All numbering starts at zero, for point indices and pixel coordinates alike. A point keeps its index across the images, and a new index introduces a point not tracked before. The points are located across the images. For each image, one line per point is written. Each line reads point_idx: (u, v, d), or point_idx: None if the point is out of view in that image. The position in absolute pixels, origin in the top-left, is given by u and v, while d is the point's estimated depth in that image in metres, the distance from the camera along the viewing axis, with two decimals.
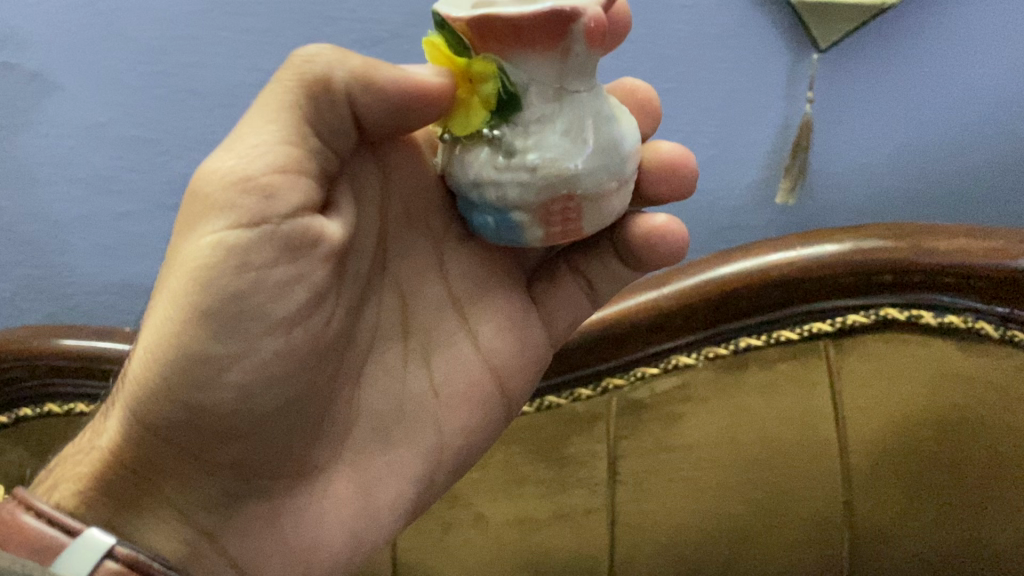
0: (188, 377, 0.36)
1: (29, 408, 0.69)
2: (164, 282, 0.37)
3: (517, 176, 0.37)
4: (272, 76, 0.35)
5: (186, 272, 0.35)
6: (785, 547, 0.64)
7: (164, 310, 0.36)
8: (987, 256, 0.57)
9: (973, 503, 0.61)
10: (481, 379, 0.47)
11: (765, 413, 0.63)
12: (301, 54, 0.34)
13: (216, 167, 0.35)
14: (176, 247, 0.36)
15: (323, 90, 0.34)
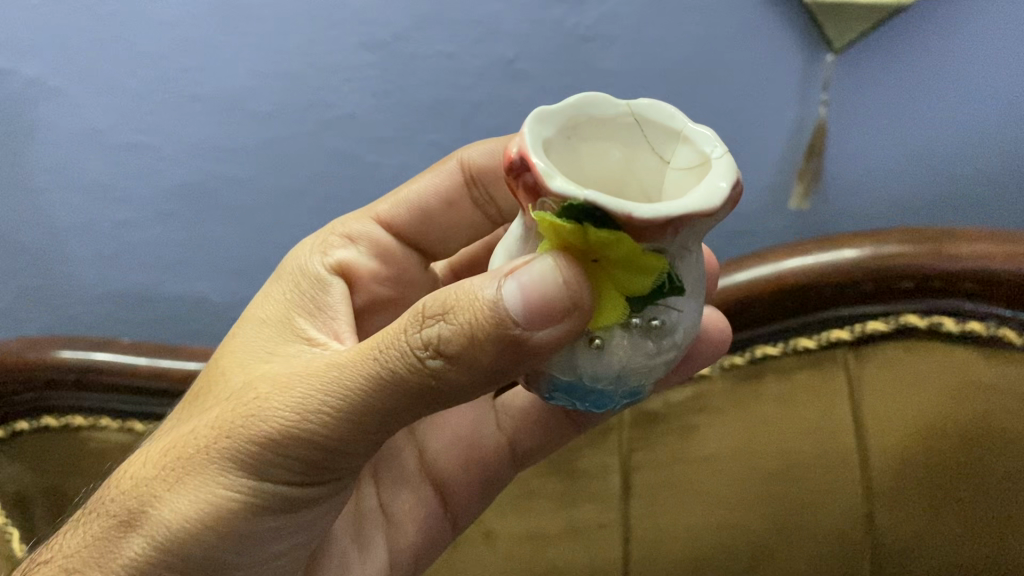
0: (201, 564, 0.38)
1: (53, 418, 0.70)
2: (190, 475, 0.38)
3: (665, 357, 0.35)
4: (468, 323, 0.32)
5: (215, 477, 0.37)
6: (805, 559, 0.63)
7: (190, 504, 0.37)
8: (1009, 260, 0.53)
9: (1000, 518, 0.58)
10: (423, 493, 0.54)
11: (783, 424, 0.61)
12: (510, 307, 0.31)
13: (275, 407, 0.37)
14: (216, 451, 0.38)
15: (501, 337, 0.32)
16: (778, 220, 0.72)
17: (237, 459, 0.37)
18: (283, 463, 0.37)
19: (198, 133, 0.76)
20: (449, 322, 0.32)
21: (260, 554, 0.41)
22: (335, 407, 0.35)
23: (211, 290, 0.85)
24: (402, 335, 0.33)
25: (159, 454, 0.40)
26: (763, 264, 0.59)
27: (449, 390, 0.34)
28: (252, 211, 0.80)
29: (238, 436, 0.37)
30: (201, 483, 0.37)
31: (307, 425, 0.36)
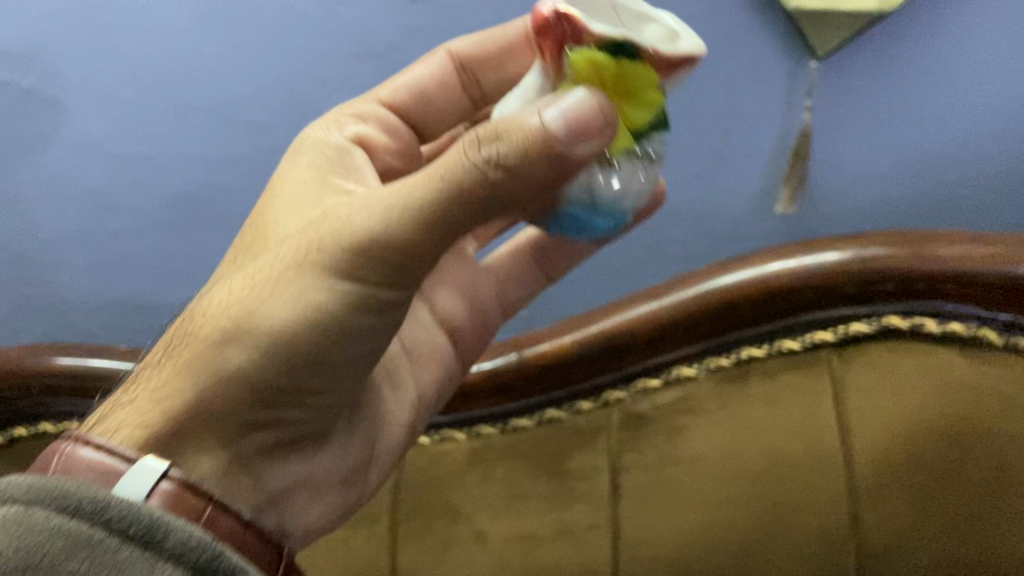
0: (275, 376, 0.41)
1: (50, 425, 0.71)
2: (268, 296, 0.40)
3: (653, 179, 0.40)
4: (514, 151, 0.35)
5: (298, 279, 0.40)
6: (791, 566, 0.62)
7: (271, 310, 0.40)
8: (988, 263, 0.55)
9: (985, 522, 0.58)
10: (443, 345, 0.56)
11: (767, 425, 0.62)
12: (551, 123, 0.34)
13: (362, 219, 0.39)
14: (297, 265, 0.40)
15: (543, 164, 0.35)
16: (765, 226, 0.73)
17: (325, 266, 0.39)
18: (367, 269, 0.39)
19: (194, 141, 0.77)
20: (505, 142, 0.35)
21: (348, 359, 0.43)
22: (405, 220, 0.37)
23: None
24: (457, 153, 0.36)
25: (232, 287, 0.42)
26: (749, 267, 0.61)
27: (507, 199, 0.37)
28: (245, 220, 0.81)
29: (327, 247, 0.39)
30: (286, 291, 0.40)
31: (383, 238, 0.38)
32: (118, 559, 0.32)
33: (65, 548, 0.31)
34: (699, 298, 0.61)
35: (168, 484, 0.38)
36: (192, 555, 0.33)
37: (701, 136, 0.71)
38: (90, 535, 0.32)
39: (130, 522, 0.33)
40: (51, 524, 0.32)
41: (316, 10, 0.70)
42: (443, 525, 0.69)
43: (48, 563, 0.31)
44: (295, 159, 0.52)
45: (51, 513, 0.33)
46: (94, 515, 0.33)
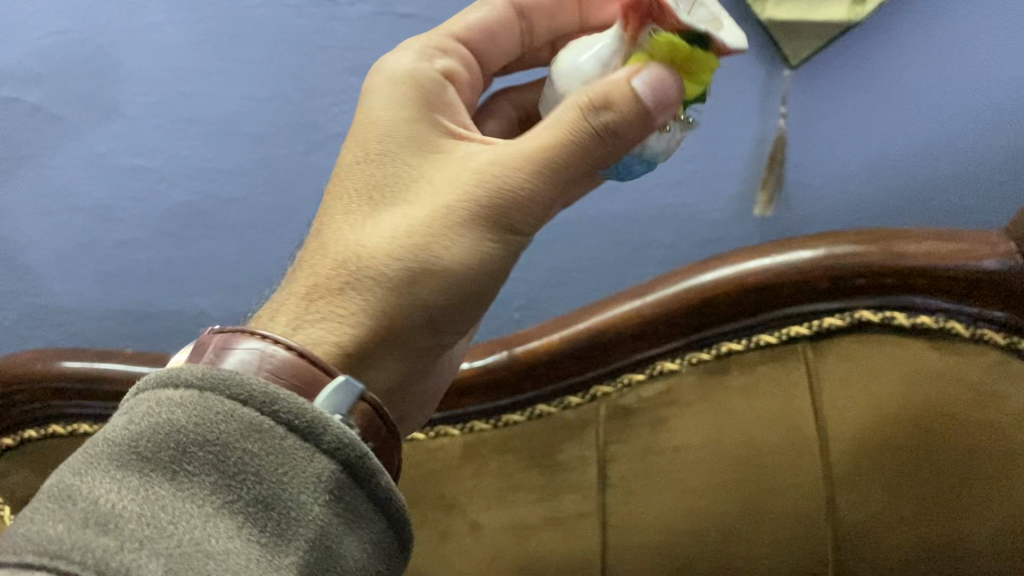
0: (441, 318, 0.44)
1: (60, 426, 0.74)
2: (441, 234, 0.42)
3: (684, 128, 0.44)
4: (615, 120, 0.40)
5: (465, 226, 0.42)
6: (770, 545, 0.66)
7: (448, 248, 0.42)
8: (954, 258, 0.59)
9: (953, 505, 0.62)
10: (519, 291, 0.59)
11: (747, 416, 0.65)
12: (640, 89, 0.39)
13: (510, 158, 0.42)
14: (451, 212, 0.43)
15: (641, 121, 0.40)
16: (743, 226, 0.76)
17: (477, 219, 0.42)
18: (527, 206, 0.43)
19: (196, 153, 0.81)
20: (615, 110, 0.40)
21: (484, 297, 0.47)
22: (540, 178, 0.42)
23: (207, 304, 0.89)
24: (574, 114, 0.40)
25: (369, 220, 0.44)
26: (727, 265, 0.64)
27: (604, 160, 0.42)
28: (244, 228, 0.84)
29: (483, 193, 0.42)
30: (442, 211, 0.43)
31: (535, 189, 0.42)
32: (286, 446, 0.33)
33: (238, 429, 0.32)
34: (680, 295, 0.64)
35: (365, 403, 0.38)
36: (349, 452, 0.34)
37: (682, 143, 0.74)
38: (260, 421, 0.33)
39: (296, 414, 0.33)
40: (225, 407, 0.33)
41: (312, 26, 0.74)
42: (439, 516, 0.72)
43: (223, 440, 0.32)
44: (384, 93, 0.48)
45: (224, 397, 0.33)
46: (264, 401, 0.33)
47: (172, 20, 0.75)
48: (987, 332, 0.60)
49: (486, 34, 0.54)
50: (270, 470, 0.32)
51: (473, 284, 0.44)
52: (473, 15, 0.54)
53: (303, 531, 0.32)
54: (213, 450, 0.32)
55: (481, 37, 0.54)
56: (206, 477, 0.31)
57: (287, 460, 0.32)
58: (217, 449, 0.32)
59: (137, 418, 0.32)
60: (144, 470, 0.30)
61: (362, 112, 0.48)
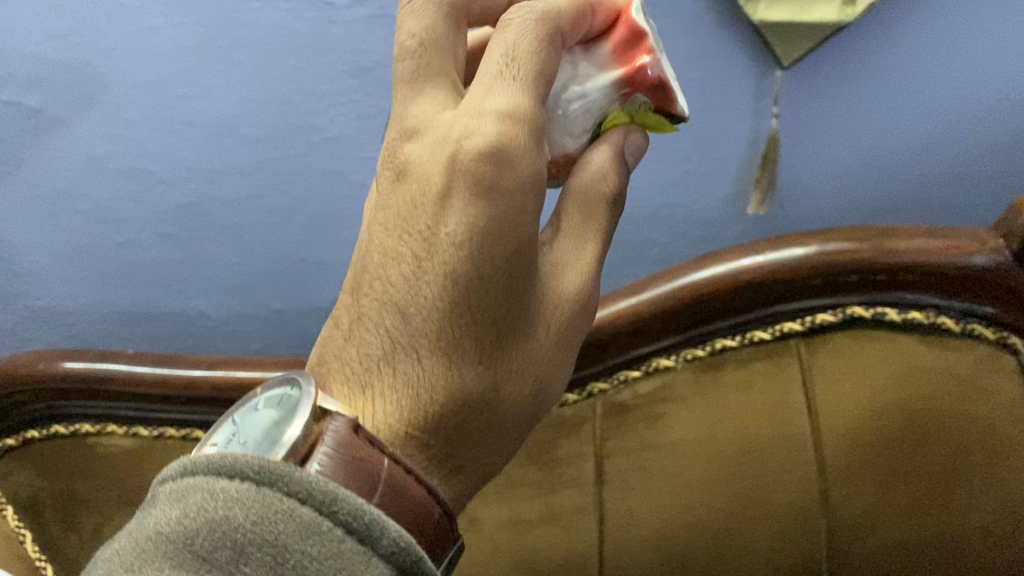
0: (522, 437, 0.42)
1: (62, 426, 0.75)
2: (532, 365, 0.40)
3: None
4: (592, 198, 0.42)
5: (553, 347, 0.40)
6: (764, 538, 0.68)
7: (537, 375, 0.40)
8: (947, 255, 0.59)
9: (943, 497, 0.64)
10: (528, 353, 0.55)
11: (740, 411, 0.66)
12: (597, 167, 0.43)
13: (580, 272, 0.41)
14: (542, 340, 0.40)
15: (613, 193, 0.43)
16: (738, 226, 0.77)
17: (558, 339, 0.40)
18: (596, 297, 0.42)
19: (196, 157, 0.81)
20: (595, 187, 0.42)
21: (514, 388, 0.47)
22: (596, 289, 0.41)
23: (207, 305, 0.90)
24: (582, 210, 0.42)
25: (443, 344, 0.39)
26: (721, 263, 0.64)
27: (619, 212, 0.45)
28: (243, 230, 0.85)
29: (565, 324, 0.41)
30: (533, 349, 0.40)
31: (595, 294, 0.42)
32: (343, 549, 0.31)
33: (296, 530, 0.31)
34: (674, 292, 0.65)
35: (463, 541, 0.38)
36: (405, 557, 0.32)
37: (676, 143, 0.75)
38: (318, 522, 0.31)
39: (354, 516, 0.32)
40: (284, 506, 0.32)
41: (309, 30, 0.75)
42: None
43: (280, 543, 0.31)
44: (458, 194, 0.39)
45: (282, 494, 0.32)
46: (324, 502, 0.32)
47: (170, 24, 0.76)
48: (977, 327, 0.61)
49: (540, 76, 0.40)
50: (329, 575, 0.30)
51: (552, 408, 0.42)
52: (506, 40, 0.40)
53: None
54: (270, 552, 0.31)
55: (522, 75, 0.40)
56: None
57: (345, 566, 0.31)
58: (274, 551, 0.31)
59: (200, 512, 0.32)
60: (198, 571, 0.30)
61: (427, 197, 0.40)
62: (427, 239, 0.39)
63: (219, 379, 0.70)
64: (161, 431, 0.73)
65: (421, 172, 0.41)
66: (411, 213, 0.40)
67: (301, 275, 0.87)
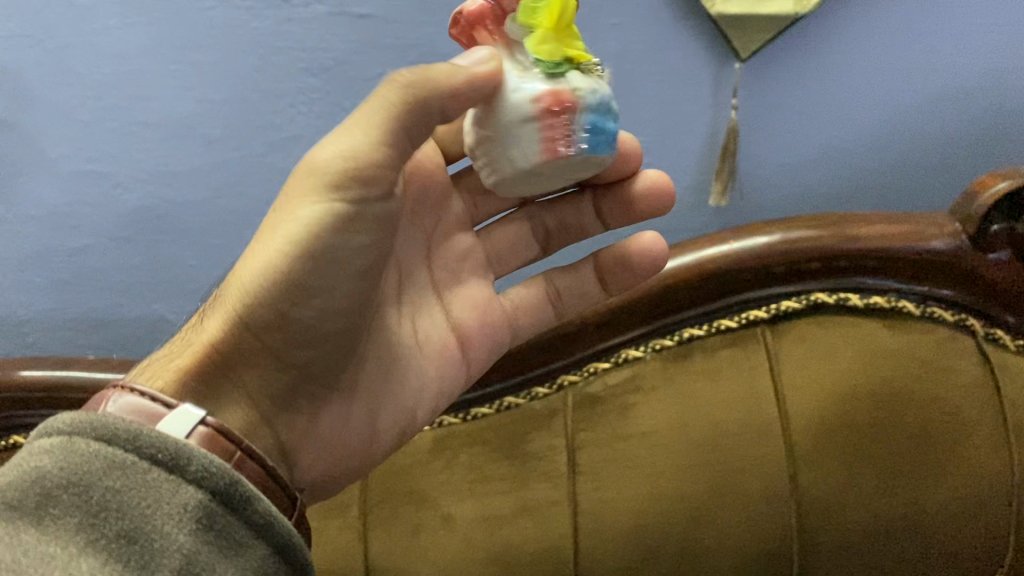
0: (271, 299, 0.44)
1: (21, 436, 0.73)
2: (266, 235, 0.45)
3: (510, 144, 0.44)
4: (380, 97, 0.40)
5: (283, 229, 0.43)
6: (738, 524, 0.66)
7: (269, 247, 0.43)
8: (903, 240, 0.63)
9: (907, 474, 0.65)
10: (448, 345, 0.55)
11: (710, 397, 0.66)
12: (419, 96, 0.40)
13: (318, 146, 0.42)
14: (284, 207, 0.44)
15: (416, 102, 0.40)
16: (701, 216, 0.78)
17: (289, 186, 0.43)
18: (330, 188, 0.42)
19: (152, 159, 0.81)
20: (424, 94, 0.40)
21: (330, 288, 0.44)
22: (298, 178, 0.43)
23: (167, 310, 0.88)
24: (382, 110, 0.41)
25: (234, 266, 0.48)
26: (687, 252, 0.65)
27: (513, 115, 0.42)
28: (202, 232, 0.84)
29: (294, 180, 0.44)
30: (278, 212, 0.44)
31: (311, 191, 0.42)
32: (149, 478, 0.35)
33: (104, 469, 0.35)
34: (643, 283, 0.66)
35: (202, 427, 0.39)
36: (217, 479, 0.36)
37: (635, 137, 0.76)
38: (123, 457, 0.35)
39: (159, 449, 0.36)
40: (89, 447, 0.35)
41: (265, 28, 0.75)
42: (409, 511, 0.70)
43: (86, 479, 0.34)
44: None
45: (89, 438, 0.36)
46: (127, 439, 0.36)
47: (123, 24, 0.75)
48: (936, 309, 0.65)
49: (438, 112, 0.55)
50: (132, 503, 0.34)
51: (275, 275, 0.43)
52: None
53: (166, 559, 0.33)
54: (78, 491, 0.34)
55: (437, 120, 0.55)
56: (68, 515, 0.33)
57: (149, 494, 0.35)
58: (80, 490, 0.34)
59: (10, 470, 0.35)
60: (12, 518, 0.32)
61: None
62: None
63: None
64: None
65: None
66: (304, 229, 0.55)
67: None
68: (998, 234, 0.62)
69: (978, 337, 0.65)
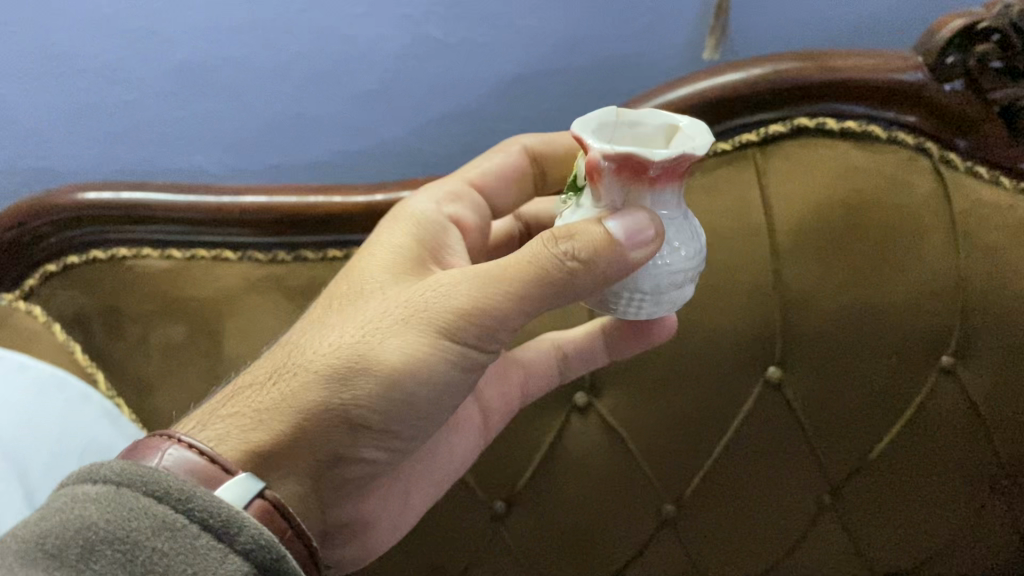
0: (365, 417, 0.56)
1: (100, 252, 0.80)
2: (370, 310, 0.57)
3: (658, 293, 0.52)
4: (534, 263, 0.52)
5: (405, 359, 0.55)
6: (731, 315, 0.77)
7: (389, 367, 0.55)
8: (874, 71, 0.73)
9: (872, 271, 0.76)
10: (478, 418, 0.74)
11: (707, 207, 0.77)
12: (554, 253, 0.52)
13: (454, 297, 0.54)
14: (403, 329, 0.55)
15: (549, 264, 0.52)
16: (691, 64, 0.89)
17: (436, 328, 0.55)
18: (457, 328, 0.54)
19: (197, 16, 0.86)
20: (577, 241, 0.51)
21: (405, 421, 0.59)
22: (444, 317, 0.54)
23: (207, 163, 0.97)
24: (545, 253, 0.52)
25: (324, 340, 0.57)
26: (690, 84, 0.76)
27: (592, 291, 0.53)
28: (241, 87, 0.91)
29: (444, 313, 0.54)
30: (405, 339, 0.55)
31: (435, 328, 0.55)
32: (198, 544, 0.41)
33: (150, 528, 0.41)
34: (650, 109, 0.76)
35: (261, 500, 0.48)
36: (262, 552, 0.42)
37: None
38: (174, 519, 0.41)
39: (210, 515, 0.42)
40: (139, 504, 0.42)
41: None
42: None
43: (133, 539, 0.41)
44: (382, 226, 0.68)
45: (139, 494, 0.42)
46: (179, 500, 0.42)
47: None
48: (900, 134, 0.76)
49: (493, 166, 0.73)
50: (175, 564, 0.40)
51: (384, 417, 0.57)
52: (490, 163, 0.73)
53: None
54: (122, 548, 0.40)
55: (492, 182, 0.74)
56: (111, 572, 0.40)
57: (195, 560, 0.40)
58: (125, 547, 0.40)
59: (57, 513, 0.42)
60: (54, 564, 0.40)
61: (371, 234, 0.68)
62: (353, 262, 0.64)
63: (247, 205, 0.78)
64: (194, 253, 0.80)
65: (389, 217, 0.69)
66: (368, 242, 0.66)
67: (297, 126, 0.94)
68: (954, 65, 0.71)
69: (934, 158, 0.76)
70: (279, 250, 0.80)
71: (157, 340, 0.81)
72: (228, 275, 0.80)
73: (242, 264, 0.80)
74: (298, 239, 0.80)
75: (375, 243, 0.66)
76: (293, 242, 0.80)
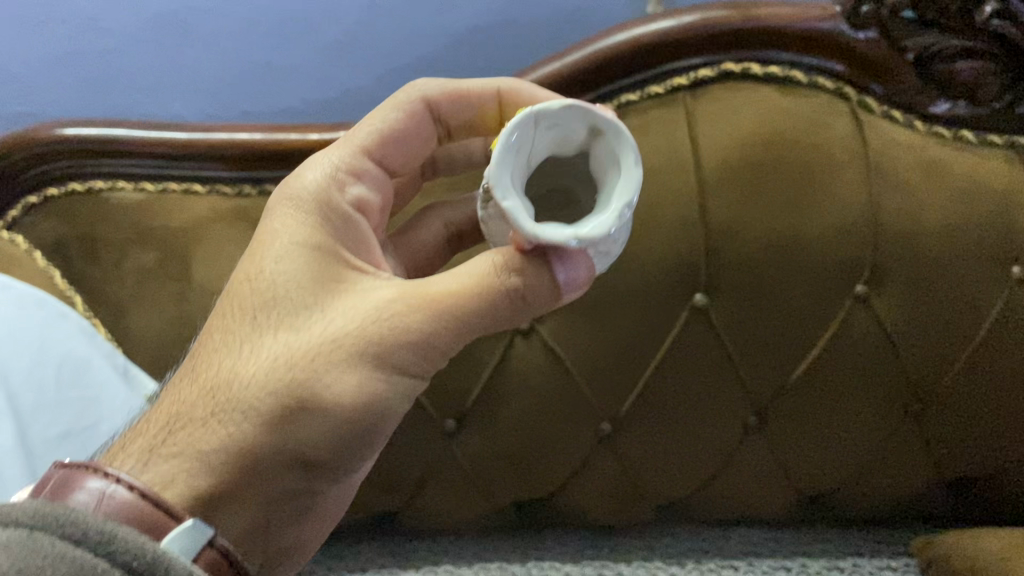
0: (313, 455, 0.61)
1: (78, 185, 0.86)
2: (304, 343, 0.60)
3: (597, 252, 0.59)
4: (487, 301, 0.59)
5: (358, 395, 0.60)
6: (660, 245, 0.84)
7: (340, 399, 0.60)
8: (794, 20, 0.79)
9: (790, 205, 0.83)
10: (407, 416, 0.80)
11: (639, 145, 0.83)
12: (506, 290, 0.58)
13: (406, 335, 0.60)
14: (349, 359, 0.59)
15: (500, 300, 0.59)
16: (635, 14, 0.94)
17: (378, 362, 0.60)
18: (406, 362, 0.60)
19: None
20: (524, 278, 0.58)
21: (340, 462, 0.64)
22: (396, 355, 0.60)
23: (185, 109, 0.99)
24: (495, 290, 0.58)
25: (261, 372, 0.59)
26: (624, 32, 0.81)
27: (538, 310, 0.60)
28: (216, 37, 0.92)
29: (396, 350, 0.60)
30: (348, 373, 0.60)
31: (382, 365, 0.60)
32: None
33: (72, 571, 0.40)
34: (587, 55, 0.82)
35: (212, 550, 0.53)
36: None
37: None
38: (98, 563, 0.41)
39: (134, 556, 0.43)
40: (57, 547, 0.41)
41: None
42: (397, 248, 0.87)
43: None
44: (275, 225, 0.66)
45: (56, 539, 0.41)
46: (102, 542, 0.43)
47: None
48: (819, 79, 0.82)
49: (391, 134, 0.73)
50: None
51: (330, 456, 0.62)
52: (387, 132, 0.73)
53: None
54: None
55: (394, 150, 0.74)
56: None
57: None
58: None
59: None
60: None
61: (263, 231, 0.66)
62: (255, 268, 0.63)
63: (214, 140, 0.84)
64: (165, 186, 0.86)
65: (279, 212, 0.67)
66: (264, 239, 0.65)
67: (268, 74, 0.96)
68: (868, 13, 0.78)
69: (852, 102, 0.82)
70: (245, 184, 0.86)
71: (131, 265, 0.87)
72: (197, 207, 0.86)
73: (210, 197, 0.86)
74: (262, 174, 0.86)
75: (270, 252, 0.64)
76: (258, 176, 0.86)
